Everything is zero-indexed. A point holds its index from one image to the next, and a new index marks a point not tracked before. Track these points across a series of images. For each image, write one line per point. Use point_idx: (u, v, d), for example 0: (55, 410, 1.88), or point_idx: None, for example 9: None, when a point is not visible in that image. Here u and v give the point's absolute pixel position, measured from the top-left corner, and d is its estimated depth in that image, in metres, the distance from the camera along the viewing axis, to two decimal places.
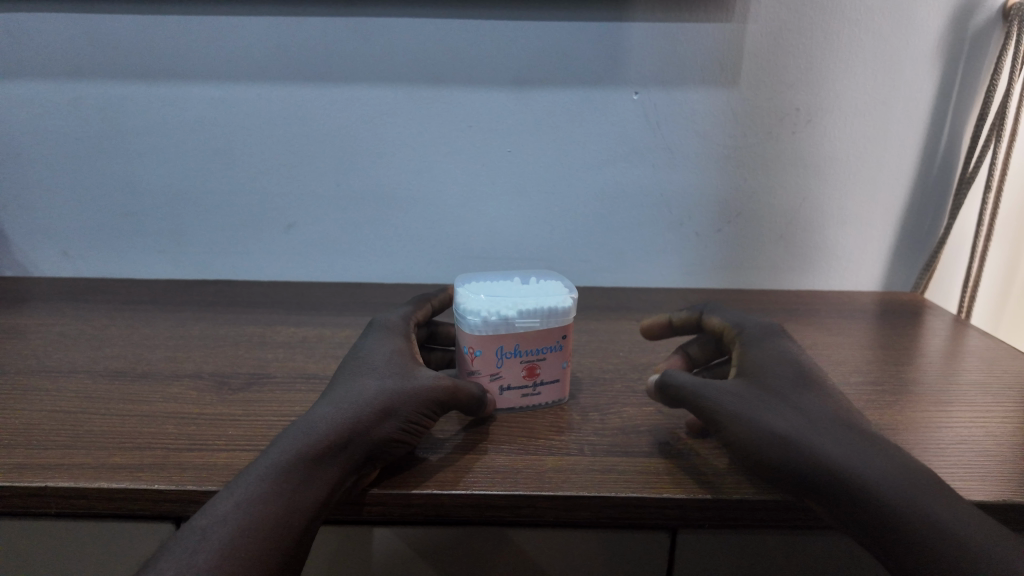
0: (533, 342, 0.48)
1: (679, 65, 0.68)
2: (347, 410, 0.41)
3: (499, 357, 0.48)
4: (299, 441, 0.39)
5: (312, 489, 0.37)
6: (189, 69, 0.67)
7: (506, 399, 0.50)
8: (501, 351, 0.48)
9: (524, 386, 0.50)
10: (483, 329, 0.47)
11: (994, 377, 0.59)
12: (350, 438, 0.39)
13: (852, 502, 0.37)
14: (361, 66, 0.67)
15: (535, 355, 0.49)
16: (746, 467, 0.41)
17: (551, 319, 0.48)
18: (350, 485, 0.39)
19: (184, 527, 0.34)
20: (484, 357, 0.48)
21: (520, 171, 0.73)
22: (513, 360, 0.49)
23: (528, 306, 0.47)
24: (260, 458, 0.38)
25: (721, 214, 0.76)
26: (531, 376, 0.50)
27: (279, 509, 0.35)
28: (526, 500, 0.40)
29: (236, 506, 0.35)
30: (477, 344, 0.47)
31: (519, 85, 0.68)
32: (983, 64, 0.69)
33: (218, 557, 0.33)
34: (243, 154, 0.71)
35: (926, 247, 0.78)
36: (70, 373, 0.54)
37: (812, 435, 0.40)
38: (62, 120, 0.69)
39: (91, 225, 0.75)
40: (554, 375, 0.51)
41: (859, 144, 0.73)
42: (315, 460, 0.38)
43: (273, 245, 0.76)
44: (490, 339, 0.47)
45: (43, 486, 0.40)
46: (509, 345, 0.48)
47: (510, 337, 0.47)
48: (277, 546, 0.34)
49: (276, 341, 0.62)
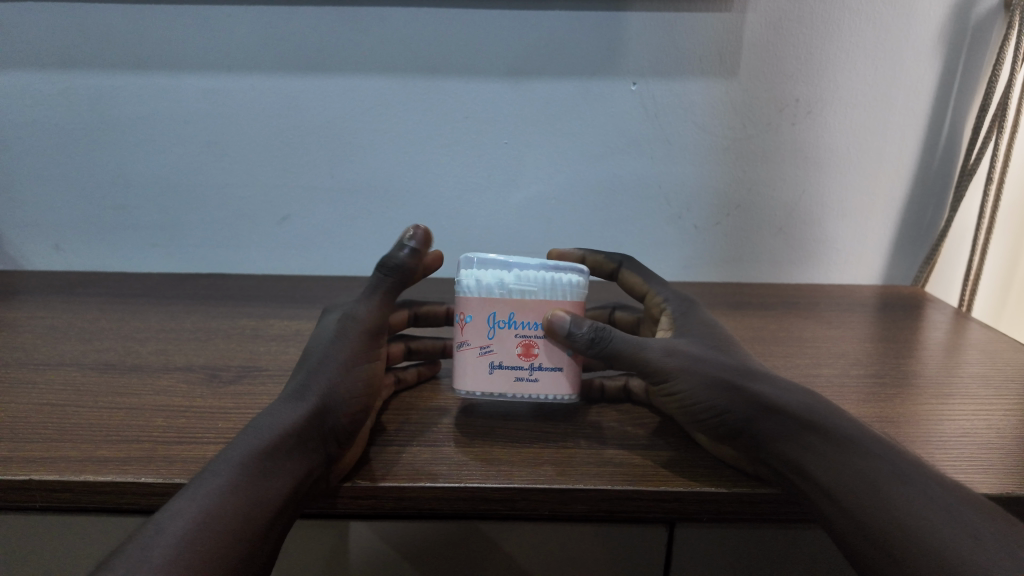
0: (531, 314, 0.44)
1: (677, 55, 0.67)
2: (292, 405, 0.41)
3: (491, 325, 0.44)
4: (253, 436, 0.38)
5: (275, 484, 0.36)
6: (181, 59, 0.66)
7: (497, 379, 0.45)
8: (494, 320, 0.44)
9: (518, 369, 0.45)
10: (475, 290, 0.45)
11: (996, 369, 0.58)
12: (303, 427, 0.39)
13: (769, 410, 0.40)
14: (351, 55, 0.66)
15: (532, 331, 0.44)
16: (696, 417, 0.42)
17: (549, 291, 0.45)
18: (316, 474, 0.38)
19: (142, 523, 0.33)
20: (475, 323, 0.45)
21: (516, 163, 0.72)
22: (506, 334, 0.44)
23: (526, 273, 0.45)
24: (221, 454, 0.37)
25: (720, 207, 0.75)
26: (527, 357, 0.45)
27: (241, 502, 0.35)
28: (521, 493, 0.40)
29: (195, 500, 0.34)
30: (470, 309, 0.45)
31: (516, 75, 0.68)
32: (985, 54, 0.68)
33: (174, 551, 0.31)
34: (236, 145, 0.70)
35: (925, 241, 0.78)
36: (58, 366, 0.54)
37: (749, 379, 0.42)
38: (51, 111, 0.68)
39: (81, 217, 0.74)
40: (554, 363, 0.45)
41: (858, 135, 0.72)
42: (272, 453, 0.37)
43: (267, 237, 0.75)
44: (481, 303, 0.45)
45: (29, 480, 0.39)
46: (502, 314, 0.44)
47: (504, 304, 0.44)
48: (239, 539, 0.33)
49: (268, 335, 0.61)
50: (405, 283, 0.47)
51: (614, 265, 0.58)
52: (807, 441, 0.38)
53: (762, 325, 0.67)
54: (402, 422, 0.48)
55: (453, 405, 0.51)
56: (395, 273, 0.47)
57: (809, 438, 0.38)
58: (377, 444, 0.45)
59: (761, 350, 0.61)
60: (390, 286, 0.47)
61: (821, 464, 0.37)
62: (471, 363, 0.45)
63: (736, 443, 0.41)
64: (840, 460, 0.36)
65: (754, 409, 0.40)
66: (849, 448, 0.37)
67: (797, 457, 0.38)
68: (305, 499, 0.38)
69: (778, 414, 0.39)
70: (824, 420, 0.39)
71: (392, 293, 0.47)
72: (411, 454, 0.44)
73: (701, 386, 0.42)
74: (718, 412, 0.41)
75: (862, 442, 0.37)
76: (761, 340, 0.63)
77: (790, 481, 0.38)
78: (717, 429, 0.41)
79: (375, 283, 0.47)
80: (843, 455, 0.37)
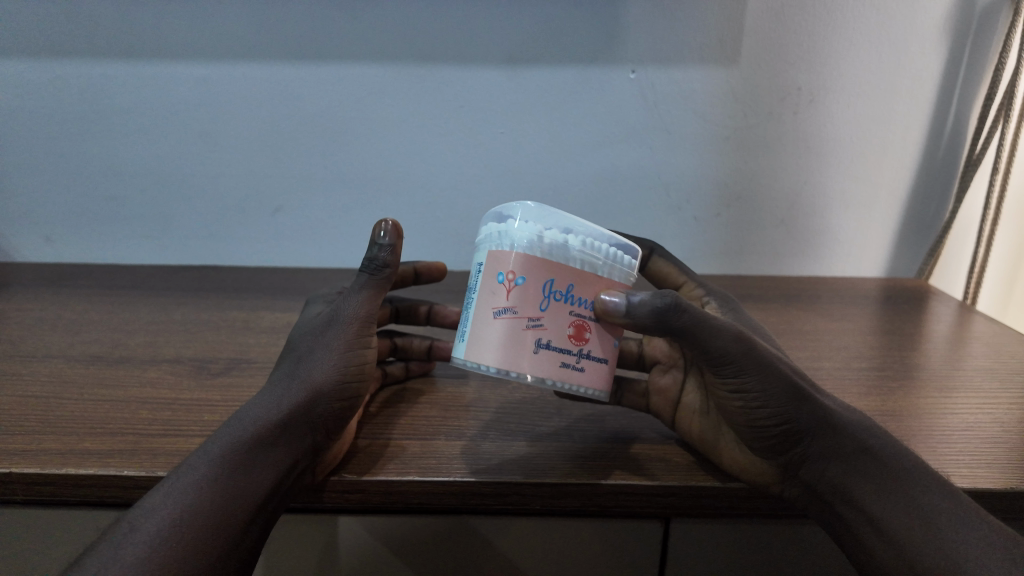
0: (589, 289, 0.39)
1: (677, 43, 0.65)
2: (276, 395, 0.39)
3: (545, 296, 0.37)
4: (234, 427, 0.37)
5: (254, 477, 0.36)
6: (169, 48, 0.64)
7: (543, 362, 0.37)
8: (550, 287, 0.38)
9: (565, 354, 0.38)
10: (530, 245, 0.37)
11: (1000, 362, 0.57)
12: (289, 416, 0.38)
13: (833, 426, 0.37)
14: (344, 42, 0.65)
15: (587, 311, 0.39)
16: (757, 419, 0.38)
17: (612, 267, 0.40)
18: (302, 465, 0.38)
19: (117, 519, 0.33)
20: (528, 289, 0.37)
21: (512, 153, 0.71)
22: (561, 309, 0.38)
23: (591, 239, 0.39)
24: (202, 446, 0.37)
25: (720, 198, 0.73)
26: (577, 341, 0.38)
27: (216, 497, 0.34)
28: (513, 488, 0.39)
29: (170, 495, 0.34)
30: (524, 269, 0.37)
31: (513, 64, 0.66)
32: (992, 40, 0.66)
33: (145, 548, 0.31)
34: (228, 135, 0.69)
35: (930, 233, 0.76)
36: (44, 358, 0.53)
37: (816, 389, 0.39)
38: (38, 100, 0.66)
39: (72, 208, 0.73)
40: (601, 353, 0.40)
41: (861, 125, 0.70)
42: (254, 445, 0.37)
43: (261, 228, 0.75)
44: (539, 265, 0.37)
45: (9, 473, 0.38)
46: (560, 283, 0.38)
47: (564, 271, 0.38)
48: (214, 535, 0.33)
49: (259, 327, 0.60)
50: (388, 280, 0.43)
51: (644, 252, 0.53)
52: (862, 468, 0.36)
53: (761, 317, 0.65)
54: (391, 414, 0.47)
55: (445, 398, 0.51)
56: (378, 271, 0.43)
57: (865, 465, 0.36)
58: (366, 437, 0.44)
59: None
60: (372, 284, 0.43)
61: (877, 498, 0.35)
62: (514, 336, 0.37)
63: (783, 454, 0.38)
64: (898, 495, 0.35)
65: (818, 425, 0.37)
66: (909, 483, 0.35)
67: (849, 484, 0.36)
68: (289, 492, 0.38)
69: (838, 436, 0.37)
70: (880, 447, 0.37)
71: (375, 290, 0.43)
72: (401, 447, 0.43)
73: (775, 386, 0.37)
74: (777, 418, 0.37)
75: (921, 475, 0.36)
76: None
77: (831, 506, 0.37)
78: (770, 440, 0.38)
79: (358, 282, 0.43)
80: (902, 490, 0.35)
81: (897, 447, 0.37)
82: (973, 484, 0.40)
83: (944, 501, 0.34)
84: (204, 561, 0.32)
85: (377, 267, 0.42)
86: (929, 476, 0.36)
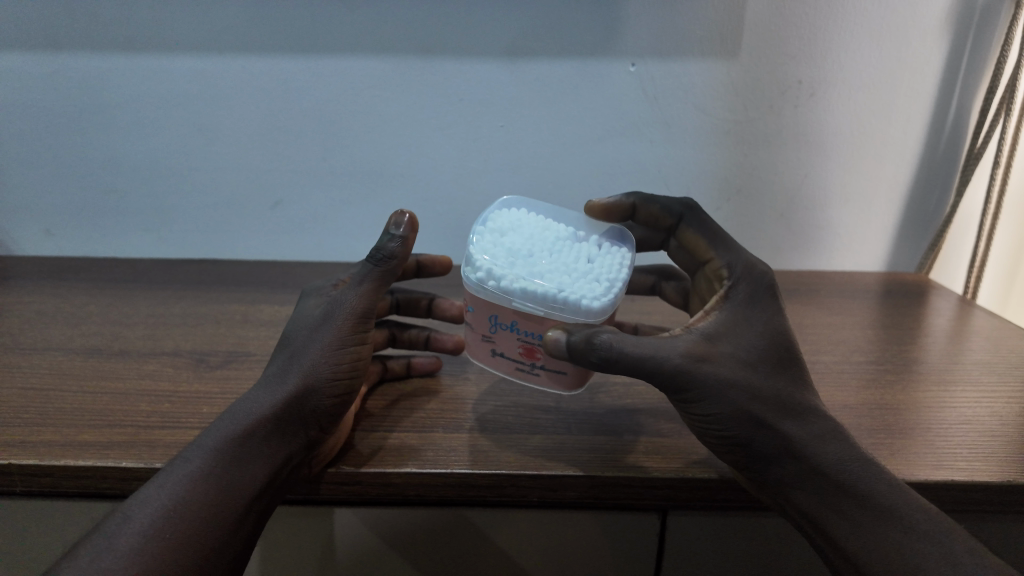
0: (534, 325, 0.42)
1: (678, 35, 0.65)
2: (271, 388, 0.39)
3: (492, 323, 0.44)
4: (228, 421, 0.37)
5: (247, 473, 0.36)
6: (167, 41, 0.64)
7: (499, 365, 0.46)
8: (494, 319, 0.43)
9: (520, 362, 0.45)
10: (472, 288, 0.43)
11: (1000, 356, 0.57)
12: (283, 411, 0.38)
13: (794, 455, 0.37)
14: (342, 33, 0.64)
15: (534, 339, 0.43)
16: (713, 439, 0.39)
17: (558, 312, 0.41)
18: (297, 459, 0.38)
19: (113, 511, 0.34)
20: (478, 316, 0.44)
21: (513, 145, 0.71)
22: (507, 334, 0.44)
23: (530, 291, 0.41)
24: (197, 437, 0.37)
25: (720, 191, 0.73)
26: (529, 357, 0.44)
27: (212, 490, 0.34)
28: (510, 480, 0.40)
29: (166, 487, 0.34)
30: (471, 302, 0.44)
31: (513, 56, 0.66)
32: (994, 34, 0.66)
33: (141, 539, 0.32)
34: (227, 129, 0.69)
35: (931, 227, 0.76)
36: (44, 351, 0.53)
37: (781, 411, 0.38)
38: (37, 94, 0.66)
39: (72, 201, 0.73)
40: (558, 368, 0.44)
41: (862, 118, 0.70)
42: (247, 439, 0.37)
43: (260, 222, 0.75)
44: (482, 302, 0.43)
45: (8, 464, 0.38)
46: (503, 318, 0.43)
47: (505, 311, 0.42)
48: (208, 529, 0.33)
49: (258, 320, 0.60)
50: (394, 273, 0.44)
51: (672, 221, 0.51)
52: (834, 498, 0.36)
53: None
54: (390, 407, 0.48)
55: (443, 390, 0.51)
56: (383, 261, 0.43)
57: (834, 494, 0.36)
58: (366, 429, 0.44)
59: None
60: (376, 275, 0.43)
61: (852, 533, 0.35)
62: (476, 344, 0.46)
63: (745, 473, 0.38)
64: (875, 532, 0.35)
65: (779, 452, 0.37)
66: (888, 520, 0.35)
67: (815, 511, 0.36)
68: (285, 485, 0.38)
69: (807, 464, 0.37)
70: (861, 482, 0.36)
71: (377, 283, 0.43)
72: (399, 438, 0.43)
73: (728, 415, 0.37)
74: (734, 445, 0.38)
75: (902, 513, 0.35)
76: None
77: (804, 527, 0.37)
78: (729, 458, 0.38)
79: (362, 271, 0.43)
80: (880, 528, 0.35)
81: (876, 478, 0.36)
82: (969, 477, 0.40)
83: (931, 547, 0.33)
84: (198, 554, 0.33)
85: (383, 258, 0.42)
86: (917, 518, 0.35)
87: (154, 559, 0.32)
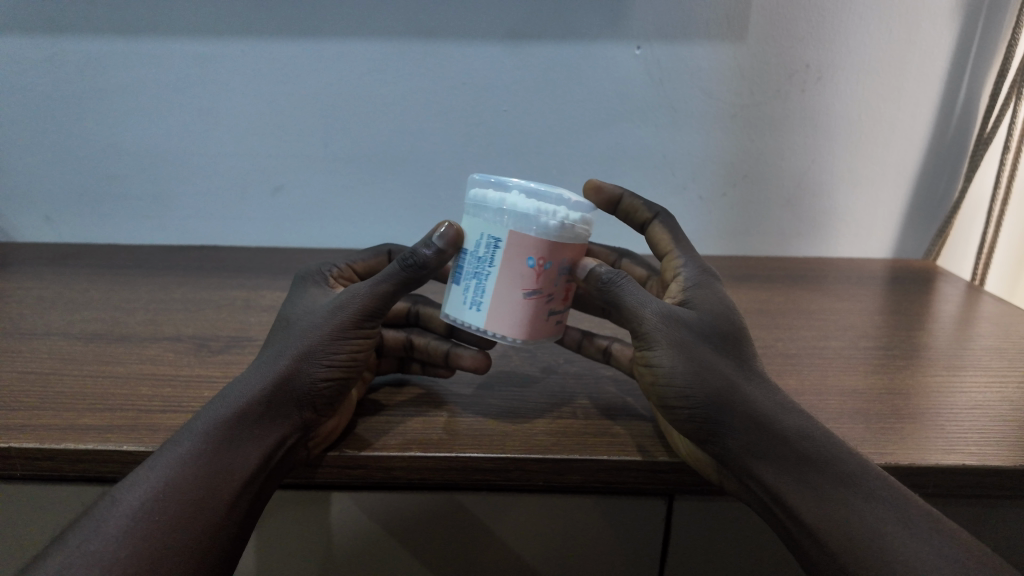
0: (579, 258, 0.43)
1: (684, 17, 0.64)
2: (264, 370, 0.39)
3: (560, 273, 0.41)
4: (219, 403, 0.37)
5: (237, 456, 0.35)
6: (165, 24, 0.63)
7: (549, 327, 0.42)
8: (563, 265, 0.41)
9: (558, 314, 0.43)
10: (553, 234, 0.39)
11: (1009, 342, 0.56)
12: (274, 394, 0.38)
13: (757, 427, 0.36)
14: (344, 17, 0.64)
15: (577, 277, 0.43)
16: (672, 411, 0.37)
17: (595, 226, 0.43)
18: (290, 443, 0.37)
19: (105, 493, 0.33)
20: (551, 271, 0.40)
21: (517, 131, 0.70)
22: (565, 279, 0.42)
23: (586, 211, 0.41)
24: (189, 419, 0.37)
25: (726, 176, 0.73)
26: (566, 302, 0.44)
27: (201, 472, 0.34)
28: (516, 463, 0.39)
29: (155, 468, 0.34)
30: (549, 254, 0.39)
31: (517, 39, 0.65)
32: (1006, 15, 0.65)
33: (129, 521, 0.32)
34: (227, 113, 0.68)
35: (940, 213, 0.76)
36: (44, 335, 0.52)
37: (744, 383, 0.37)
38: (35, 78, 0.65)
39: (72, 188, 0.72)
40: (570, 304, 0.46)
41: (869, 102, 0.69)
42: (238, 422, 0.36)
43: (261, 209, 0.74)
44: (562, 249, 0.40)
45: (8, 447, 0.38)
46: (568, 260, 0.41)
47: (572, 248, 0.41)
48: (199, 511, 0.33)
49: (260, 305, 0.60)
50: (421, 280, 0.41)
51: (649, 216, 0.50)
52: (797, 470, 0.35)
53: (767, 298, 0.65)
54: (394, 393, 0.47)
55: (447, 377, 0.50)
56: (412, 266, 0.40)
57: (797, 468, 0.35)
58: (370, 414, 0.44)
59: (768, 323, 0.59)
60: (399, 278, 0.40)
61: (812, 504, 0.34)
62: (535, 312, 0.40)
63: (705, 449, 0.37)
64: (837, 502, 0.33)
65: (740, 422, 0.36)
66: (850, 490, 0.34)
67: (776, 486, 0.35)
68: (281, 469, 0.38)
69: (766, 435, 0.36)
70: (821, 449, 0.35)
71: (398, 286, 0.40)
72: (403, 423, 0.43)
73: (691, 374, 0.37)
74: (698, 416, 0.36)
75: (864, 482, 0.34)
76: (767, 312, 0.61)
77: (770, 510, 0.35)
78: (688, 431, 0.37)
79: (389, 272, 0.40)
80: (842, 497, 0.33)
81: (836, 451, 0.35)
82: (981, 461, 0.39)
83: (887, 512, 0.32)
84: (188, 536, 0.32)
85: (414, 264, 0.40)
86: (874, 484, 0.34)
87: (142, 540, 0.31)
